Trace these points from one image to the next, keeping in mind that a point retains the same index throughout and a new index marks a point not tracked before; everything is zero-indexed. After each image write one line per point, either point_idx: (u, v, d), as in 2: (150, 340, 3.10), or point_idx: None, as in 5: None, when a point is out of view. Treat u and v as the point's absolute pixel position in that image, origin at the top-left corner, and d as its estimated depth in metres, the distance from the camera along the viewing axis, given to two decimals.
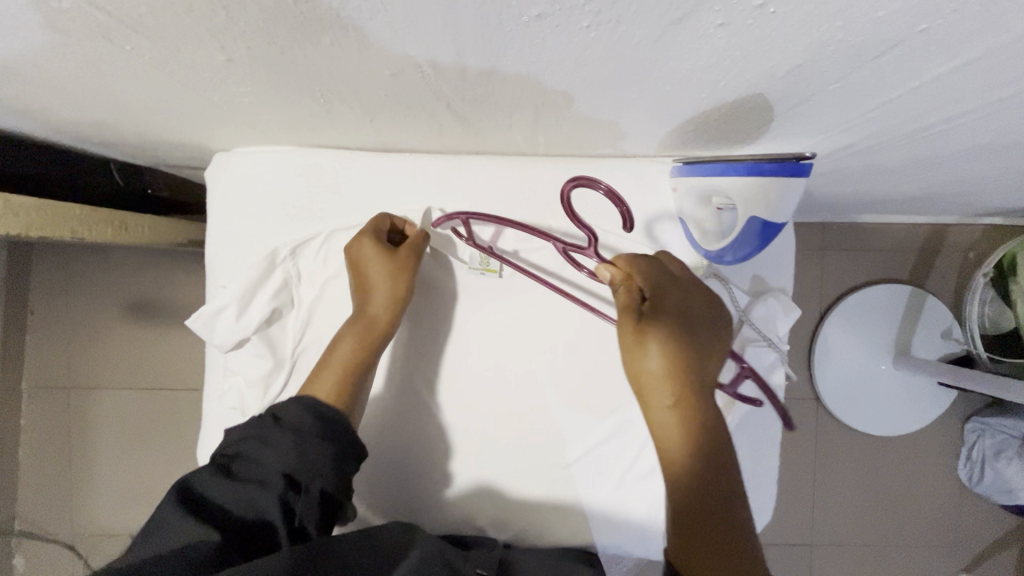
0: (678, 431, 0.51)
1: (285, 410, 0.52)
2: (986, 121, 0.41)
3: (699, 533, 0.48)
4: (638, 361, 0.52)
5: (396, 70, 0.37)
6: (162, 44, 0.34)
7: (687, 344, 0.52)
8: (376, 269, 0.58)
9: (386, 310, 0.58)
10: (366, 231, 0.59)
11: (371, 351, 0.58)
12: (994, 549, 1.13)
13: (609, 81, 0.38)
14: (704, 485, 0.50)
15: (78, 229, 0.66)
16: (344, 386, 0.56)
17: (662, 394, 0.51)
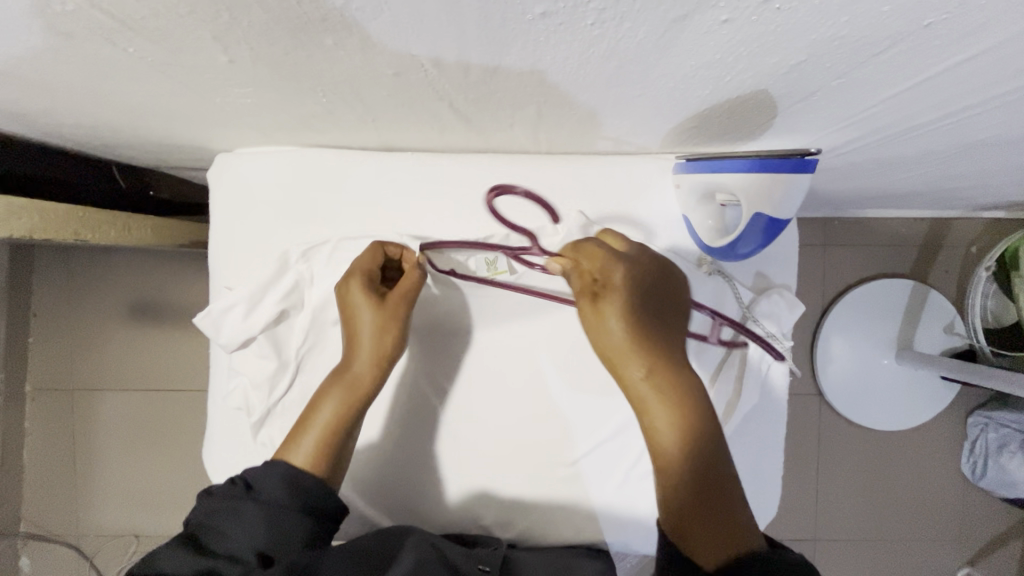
0: (654, 398, 0.51)
1: (261, 476, 0.50)
2: (991, 115, 0.41)
3: (688, 490, 0.49)
4: (601, 335, 0.54)
5: (399, 70, 0.37)
6: (163, 46, 0.34)
7: (642, 310, 0.54)
8: (365, 320, 0.56)
9: (374, 362, 0.56)
10: (354, 276, 0.57)
11: (358, 406, 0.56)
12: (998, 542, 1.13)
13: (613, 78, 0.38)
14: (685, 444, 0.50)
15: (81, 231, 0.66)
16: (328, 445, 0.53)
17: (630, 363, 0.52)
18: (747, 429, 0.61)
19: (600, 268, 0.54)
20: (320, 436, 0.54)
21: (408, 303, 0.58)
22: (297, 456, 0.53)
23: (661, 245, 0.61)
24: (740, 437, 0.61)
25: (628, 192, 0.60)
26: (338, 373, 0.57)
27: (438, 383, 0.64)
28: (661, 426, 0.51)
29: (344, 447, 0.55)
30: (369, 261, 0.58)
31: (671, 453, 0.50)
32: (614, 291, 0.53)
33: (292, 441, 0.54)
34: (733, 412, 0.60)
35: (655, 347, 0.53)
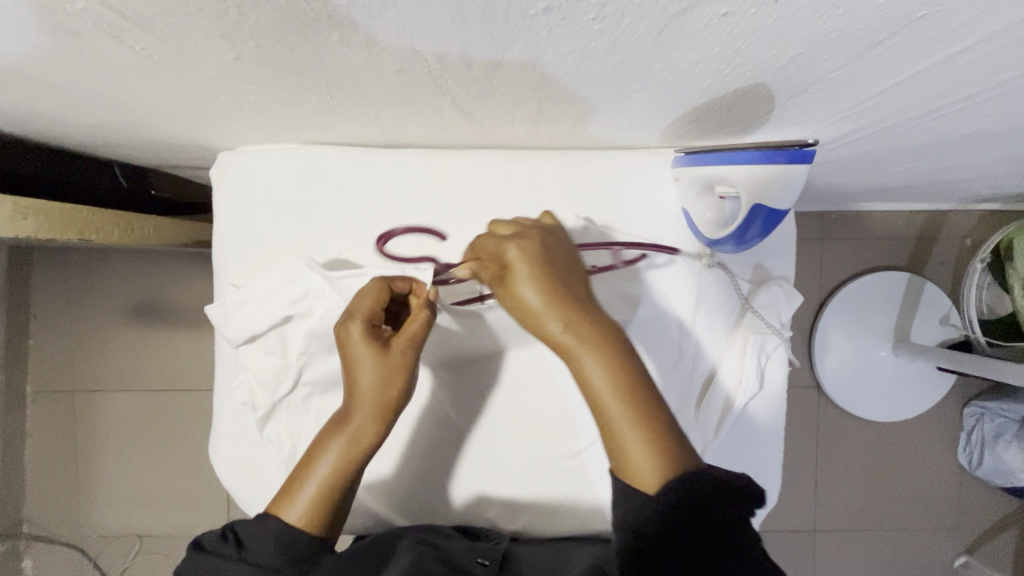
0: (586, 353, 0.44)
1: (249, 530, 0.47)
2: (985, 106, 0.42)
3: (641, 441, 0.42)
4: (517, 308, 0.46)
5: (403, 65, 0.38)
6: (171, 44, 0.34)
7: (551, 267, 0.47)
8: (367, 368, 0.50)
9: (376, 414, 0.51)
10: (355, 319, 0.52)
11: (357, 461, 0.50)
12: (996, 530, 1.14)
13: (613, 72, 0.39)
14: (629, 389, 0.43)
15: (85, 231, 0.66)
16: (325, 503, 0.48)
17: (550, 325, 0.45)
18: (748, 418, 0.62)
19: (496, 247, 0.49)
20: (316, 493, 0.48)
21: (414, 348, 0.52)
22: (290, 514, 0.48)
23: (661, 238, 0.61)
24: (740, 426, 0.62)
25: (628, 185, 0.60)
26: (336, 422, 0.51)
27: (443, 379, 0.64)
28: (600, 383, 0.43)
29: (343, 503, 0.50)
30: (374, 303, 0.52)
31: (617, 406, 0.42)
32: (516, 259, 0.47)
33: (285, 495, 0.49)
34: (734, 402, 0.61)
35: (572, 300, 0.46)
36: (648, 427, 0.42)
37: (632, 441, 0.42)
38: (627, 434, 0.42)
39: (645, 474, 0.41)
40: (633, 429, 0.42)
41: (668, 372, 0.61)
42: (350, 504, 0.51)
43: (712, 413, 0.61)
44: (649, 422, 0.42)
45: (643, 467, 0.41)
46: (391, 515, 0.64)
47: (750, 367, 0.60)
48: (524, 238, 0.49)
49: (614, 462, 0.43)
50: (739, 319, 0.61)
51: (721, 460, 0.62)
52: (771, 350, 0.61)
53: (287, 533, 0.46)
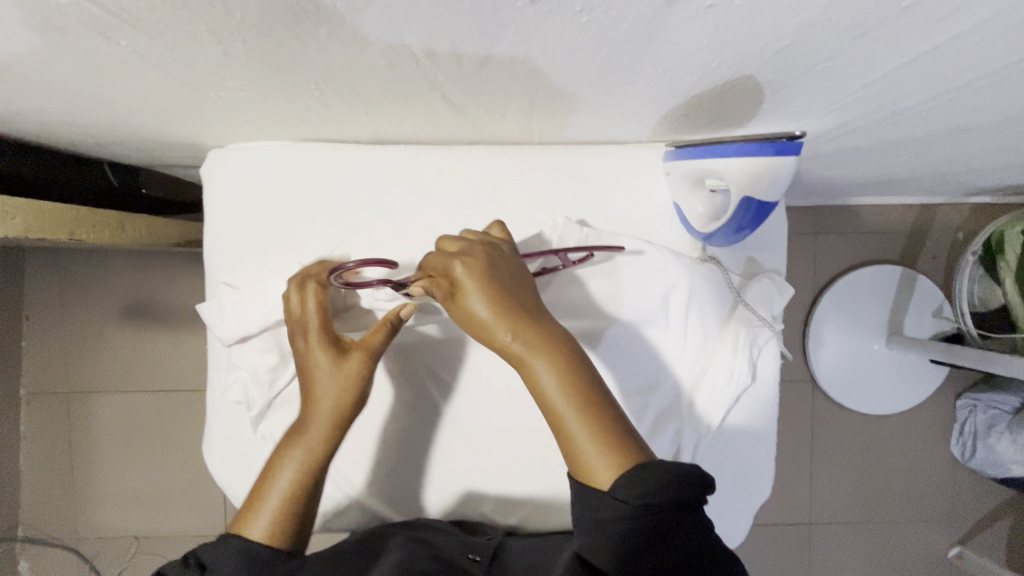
0: (535, 361, 0.43)
1: (213, 552, 0.45)
2: (971, 98, 0.42)
3: (594, 443, 0.40)
4: (468, 322, 0.46)
5: (393, 60, 0.38)
6: (158, 39, 0.34)
7: (498, 278, 0.47)
8: (325, 377, 0.53)
9: (331, 421, 0.52)
10: (314, 332, 0.54)
11: (316, 471, 0.51)
12: (989, 520, 1.15)
13: (604, 65, 0.39)
14: (581, 392, 0.42)
15: (77, 231, 0.65)
16: (288, 516, 0.48)
17: (499, 336, 0.44)
18: (741, 411, 0.62)
19: (444, 263, 0.48)
20: (279, 506, 0.49)
21: (371, 359, 0.54)
22: (253, 529, 0.48)
23: (653, 232, 0.61)
24: (734, 418, 0.62)
25: (619, 180, 0.60)
26: (294, 433, 0.52)
27: (437, 375, 0.64)
28: (553, 390, 0.42)
29: (308, 515, 0.50)
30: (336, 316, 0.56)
31: (570, 410, 0.41)
32: (462, 274, 0.47)
33: (248, 511, 0.49)
34: (727, 396, 0.60)
35: (522, 310, 0.45)
36: (602, 428, 0.41)
37: (587, 442, 0.40)
38: (581, 437, 0.41)
39: (602, 474, 0.40)
40: (586, 431, 0.40)
41: (658, 368, 0.61)
42: (316, 512, 0.51)
43: (705, 407, 0.61)
44: (604, 422, 0.41)
45: (600, 466, 0.40)
46: (386, 512, 0.64)
47: (743, 360, 0.60)
48: (472, 252, 0.49)
49: (571, 468, 0.41)
50: (731, 313, 0.61)
51: (715, 453, 0.62)
52: (763, 342, 0.62)
53: (253, 547, 0.46)
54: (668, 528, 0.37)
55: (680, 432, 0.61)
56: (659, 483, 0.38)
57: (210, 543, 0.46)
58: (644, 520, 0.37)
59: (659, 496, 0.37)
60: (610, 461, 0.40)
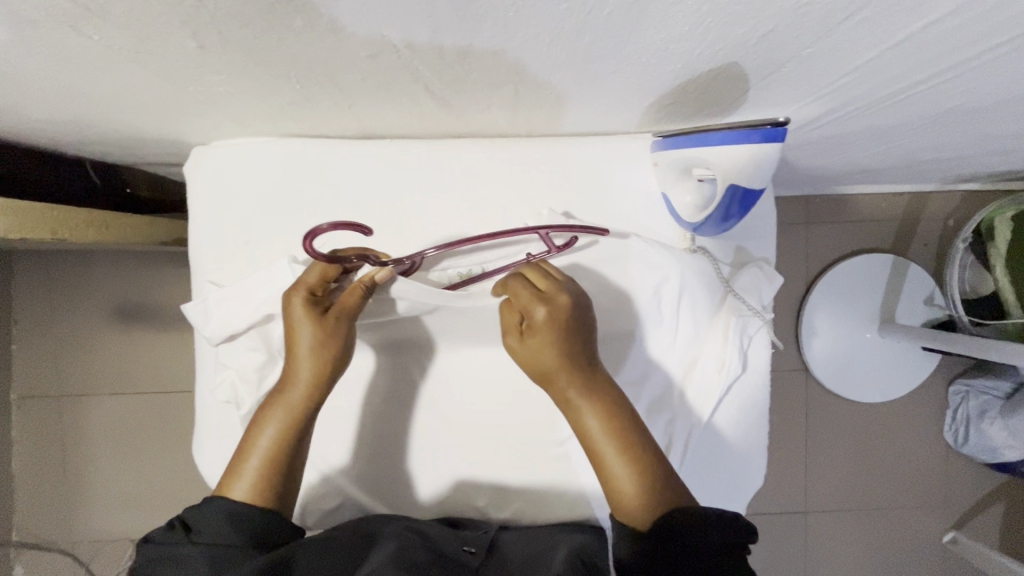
0: (590, 407, 0.50)
1: (199, 515, 0.46)
2: (958, 83, 0.42)
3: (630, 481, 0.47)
4: (534, 360, 0.52)
5: (372, 51, 0.37)
6: (131, 32, 0.33)
7: (570, 327, 0.52)
8: (305, 334, 0.52)
9: (311, 382, 0.52)
10: (297, 289, 0.53)
11: (299, 431, 0.51)
12: (982, 505, 1.16)
13: (587, 54, 0.38)
14: (627, 442, 0.48)
15: (59, 229, 0.64)
16: (271, 476, 0.49)
17: (563, 383, 0.51)
18: (731, 400, 0.62)
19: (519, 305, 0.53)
20: (260, 466, 0.49)
21: (351, 318, 0.53)
22: (237, 491, 0.48)
23: (642, 223, 0.61)
24: (725, 408, 0.62)
25: (607, 171, 0.60)
26: (275, 394, 0.52)
27: (427, 370, 0.64)
28: (600, 434, 0.49)
29: (292, 476, 0.50)
30: (321, 277, 0.54)
31: (614, 454, 0.48)
32: (541, 320, 0.51)
33: (231, 473, 0.49)
34: (718, 385, 0.60)
35: (585, 363, 0.52)
36: (641, 474, 0.47)
37: (623, 483, 0.47)
38: (620, 475, 0.48)
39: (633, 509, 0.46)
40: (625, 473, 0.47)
41: (649, 360, 0.61)
42: (298, 476, 0.51)
43: (696, 396, 0.61)
44: (643, 470, 0.47)
45: (631, 502, 0.47)
46: (379, 508, 0.64)
47: (733, 350, 0.60)
48: (553, 298, 0.53)
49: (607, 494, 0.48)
50: (721, 302, 0.61)
51: (707, 443, 0.62)
52: (753, 331, 0.61)
53: (236, 509, 0.46)
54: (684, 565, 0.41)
55: (672, 423, 0.61)
56: (683, 526, 0.43)
57: (196, 506, 0.47)
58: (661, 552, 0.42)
59: (686, 538, 0.42)
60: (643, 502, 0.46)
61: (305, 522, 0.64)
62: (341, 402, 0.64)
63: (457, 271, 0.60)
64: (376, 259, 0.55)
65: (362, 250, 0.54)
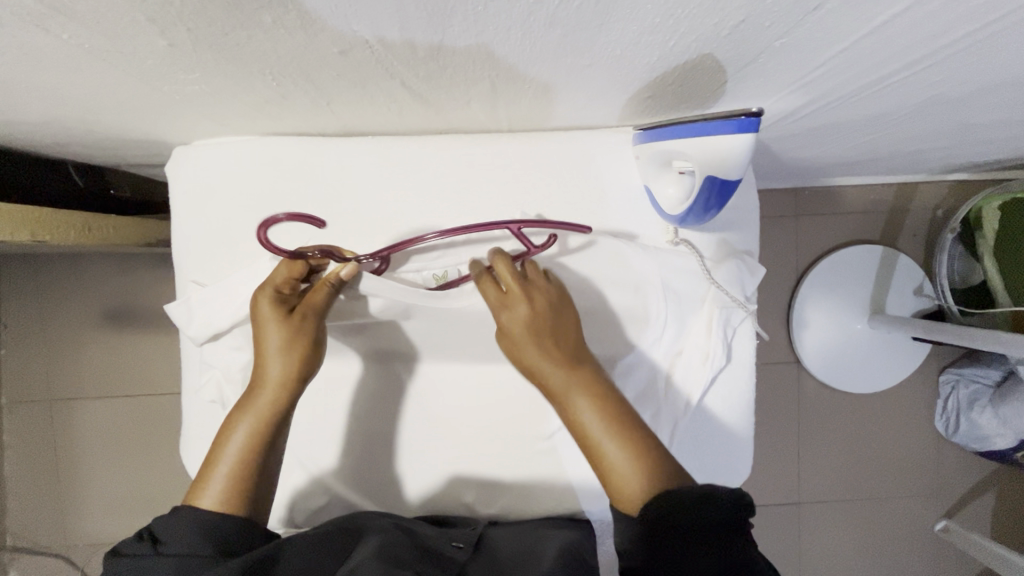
0: (577, 398, 0.51)
1: (167, 527, 0.45)
2: (931, 71, 0.42)
3: (623, 466, 0.47)
4: (522, 363, 0.53)
5: (345, 48, 0.37)
6: (99, 31, 0.33)
7: (550, 322, 0.54)
8: (273, 335, 0.53)
9: (280, 383, 0.52)
10: (264, 289, 0.54)
11: (269, 435, 0.51)
12: (974, 493, 1.16)
13: (562, 47, 0.38)
14: (617, 424, 0.49)
15: (39, 232, 0.63)
16: (240, 484, 0.48)
17: (549, 378, 0.52)
18: (716, 392, 0.63)
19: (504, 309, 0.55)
20: (229, 472, 0.49)
21: (319, 315, 0.54)
22: (206, 499, 0.48)
23: (625, 217, 0.61)
24: (711, 399, 0.63)
25: (589, 165, 0.60)
26: (245, 398, 0.52)
27: (414, 367, 0.64)
28: (591, 425, 0.49)
29: (263, 482, 0.50)
30: (288, 276, 0.55)
31: (606, 437, 0.48)
32: (522, 323, 0.53)
33: (201, 481, 0.49)
34: (702, 377, 0.61)
35: (567, 354, 0.53)
36: (635, 458, 0.47)
37: (620, 464, 0.47)
38: (612, 457, 0.47)
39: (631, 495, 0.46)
40: (618, 458, 0.47)
41: (633, 355, 0.61)
42: (271, 481, 0.51)
43: (679, 388, 0.61)
44: (636, 447, 0.47)
45: (631, 484, 0.46)
46: (367, 506, 0.64)
47: (716, 342, 0.61)
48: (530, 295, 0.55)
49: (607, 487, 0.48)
50: (704, 295, 0.61)
51: (693, 435, 0.62)
52: (737, 323, 0.62)
53: (208, 517, 0.46)
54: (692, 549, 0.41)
55: (657, 415, 0.61)
56: (684, 505, 0.42)
57: (165, 515, 0.46)
58: (666, 538, 0.42)
59: (689, 516, 0.42)
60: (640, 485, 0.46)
61: (293, 521, 0.64)
62: (327, 402, 0.63)
63: (433, 274, 0.60)
64: (340, 257, 0.56)
65: (326, 247, 0.56)
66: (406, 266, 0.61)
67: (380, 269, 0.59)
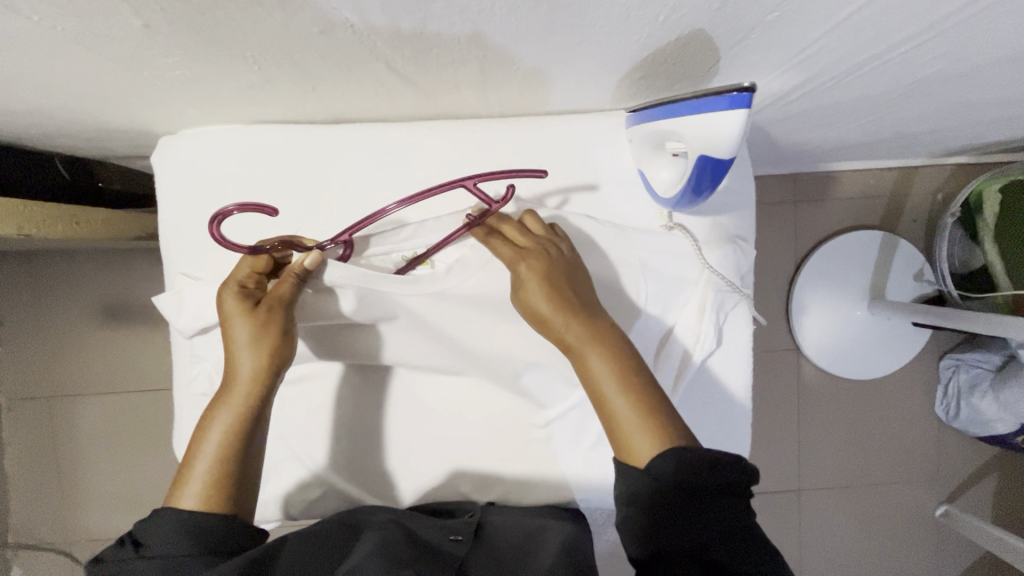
0: (590, 350, 0.48)
1: (150, 529, 0.45)
2: (931, 46, 0.41)
3: (636, 420, 0.45)
4: (530, 312, 0.51)
5: (325, 28, 0.36)
6: (71, 11, 0.32)
7: (559, 273, 0.52)
8: (240, 328, 0.51)
9: (252, 379, 0.51)
10: (227, 285, 0.53)
11: (247, 429, 0.50)
12: (975, 478, 1.16)
13: (548, 24, 0.37)
14: (629, 381, 0.47)
15: (26, 225, 0.63)
16: (220, 485, 0.47)
17: (559, 328, 0.50)
18: (705, 377, 0.62)
19: (514, 256, 0.53)
20: (208, 472, 0.47)
21: (286, 307, 0.52)
22: (186, 501, 0.46)
23: (618, 202, 0.60)
24: (702, 384, 0.62)
25: (582, 150, 0.59)
26: (219, 396, 0.51)
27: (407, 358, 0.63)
28: (604, 377, 0.47)
29: (245, 480, 0.49)
30: (251, 270, 0.54)
31: (617, 392, 0.46)
32: (532, 271, 0.51)
33: (180, 484, 0.48)
34: (690, 360, 0.60)
35: (578, 304, 0.51)
36: (648, 415, 0.45)
37: (628, 422, 0.45)
38: (623, 412, 0.46)
39: (642, 453, 0.44)
40: (631, 411, 0.45)
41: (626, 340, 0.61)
42: (254, 481, 0.50)
43: (672, 373, 0.61)
44: (645, 404, 0.46)
45: (637, 439, 0.44)
46: (363, 497, 0.64)
47: (707, 326, 0.60)
48: (529, 250, 0.53)
49: (617, 446, 0.46)
50: (698, 279, 0.60)
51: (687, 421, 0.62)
52: (731, 307, 0.61)
53: (190, 518, 0.45)
54: (697, 507, 0.41)
55: None
56: (693, 464, 0.41)
57: (146, 521, 0.46)
58: (670, 498, 0.41)
59: (695, 476, 0.41)
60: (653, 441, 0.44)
61: (288, 512, 0.64)
62: (320, 392, 0.63)
63: (402, 254, 0.58)
64: (301, 246, 0.55)
65: (286, 237, 0.55)
66: (375, 248, 0.58)
67: (344, 255, 0.56)
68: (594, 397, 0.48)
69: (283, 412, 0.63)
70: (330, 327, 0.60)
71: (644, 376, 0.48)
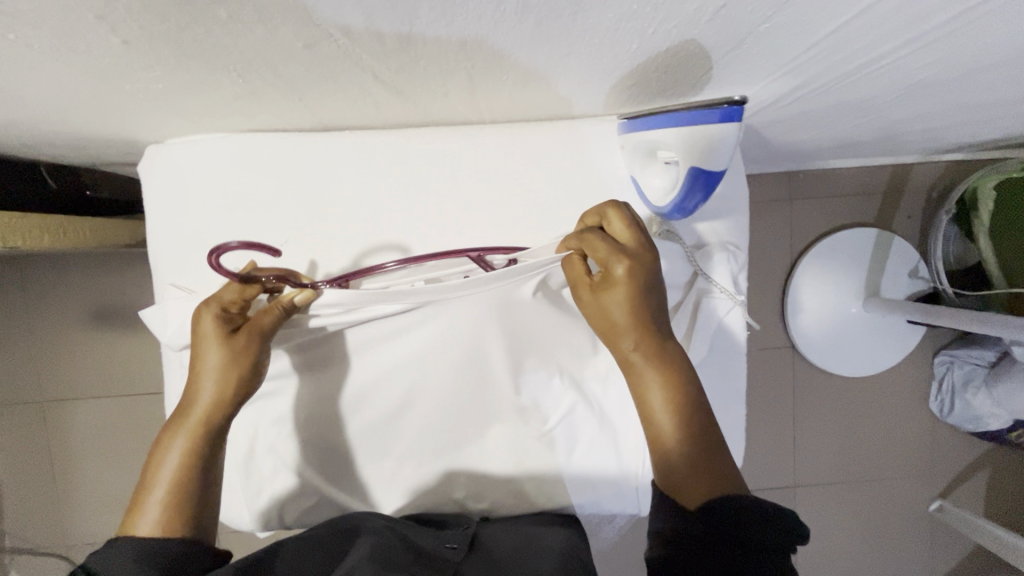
0: (653, 376, 0.48)
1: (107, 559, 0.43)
2: (922, 53, 0.41)
3: (688, 458, 0.46)
4: (603, 317, 0.50)
5: (309, 41, 0.35)
6: (46, 30, 0.31)
7: (646, 287, 0.49)
8: (213, 352, 0.51)
9: (218, 404, 0.50)
10: (210, 303, 0.52)
11: (207, 453, 0.50)
12: (969, 472, 1.17)
13: (536, 34, 0.37)
14: (688, 417, 0.47)
15: (10, 236, 0.62)
16: (178, 508, 0.47)
17: (631, 345, 0.49)
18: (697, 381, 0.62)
19: (606, 256, 0.49)
20: (166, 494, 0.47)
21: (264, 338, 0.52)
22: (142, 526, 0.46)
23: None
24: None
25: (574, 156, 0.59)
26: (178, 417, 0.51)
27: None
28: (661, 406, 0.47)
29: (202, 504, 0.48)
30: (237, 294, 0.53)
31: (673, 426, 0.47)
32: (620, 277, 0.49)
33: (136, 507, 0.47)
34: None
35: (653, 324, 0.49)
36: (705, 459, 0.45)
37: (680, 458, 0.46)
38: (676, 447, 0.46)
39: (690, 494, 0.44)
40: (687, 450, 0.46)
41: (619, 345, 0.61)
42: (212, 505, 0.50)
43: None
44: (705, 447, 0.46)
45: (687, 478, 0.45)
46: (357, 506, 0.64)
47: (699, 332, 0.61)
48: (631, 249, 0.50)
49: (659, 472, 0.47)
50: (692, 286, 0.61)
51: None
52: (724, 313, 0.61)
53: (145, 543, 0.44)
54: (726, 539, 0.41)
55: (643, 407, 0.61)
56: (742, 512, 0.41)
57: (99, 549, 0.44)
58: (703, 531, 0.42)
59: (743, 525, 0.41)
60: (703, 487, 0.44)
61: (283, 520, 0.64)
62: (310, 405, 0.62)
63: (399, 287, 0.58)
64: (297, 282, 0.55)
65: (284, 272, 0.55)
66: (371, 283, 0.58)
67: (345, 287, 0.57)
68: (647, 419, 0.48)
69: (274, 423, 0.62)
70: (322, 337, 0.60)
71: (705, 415, 0.47)
